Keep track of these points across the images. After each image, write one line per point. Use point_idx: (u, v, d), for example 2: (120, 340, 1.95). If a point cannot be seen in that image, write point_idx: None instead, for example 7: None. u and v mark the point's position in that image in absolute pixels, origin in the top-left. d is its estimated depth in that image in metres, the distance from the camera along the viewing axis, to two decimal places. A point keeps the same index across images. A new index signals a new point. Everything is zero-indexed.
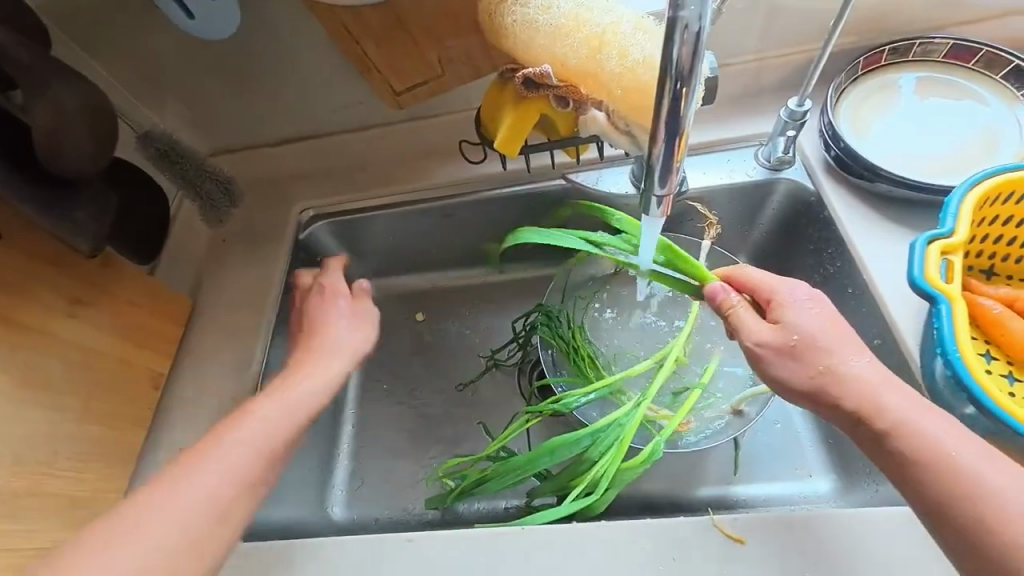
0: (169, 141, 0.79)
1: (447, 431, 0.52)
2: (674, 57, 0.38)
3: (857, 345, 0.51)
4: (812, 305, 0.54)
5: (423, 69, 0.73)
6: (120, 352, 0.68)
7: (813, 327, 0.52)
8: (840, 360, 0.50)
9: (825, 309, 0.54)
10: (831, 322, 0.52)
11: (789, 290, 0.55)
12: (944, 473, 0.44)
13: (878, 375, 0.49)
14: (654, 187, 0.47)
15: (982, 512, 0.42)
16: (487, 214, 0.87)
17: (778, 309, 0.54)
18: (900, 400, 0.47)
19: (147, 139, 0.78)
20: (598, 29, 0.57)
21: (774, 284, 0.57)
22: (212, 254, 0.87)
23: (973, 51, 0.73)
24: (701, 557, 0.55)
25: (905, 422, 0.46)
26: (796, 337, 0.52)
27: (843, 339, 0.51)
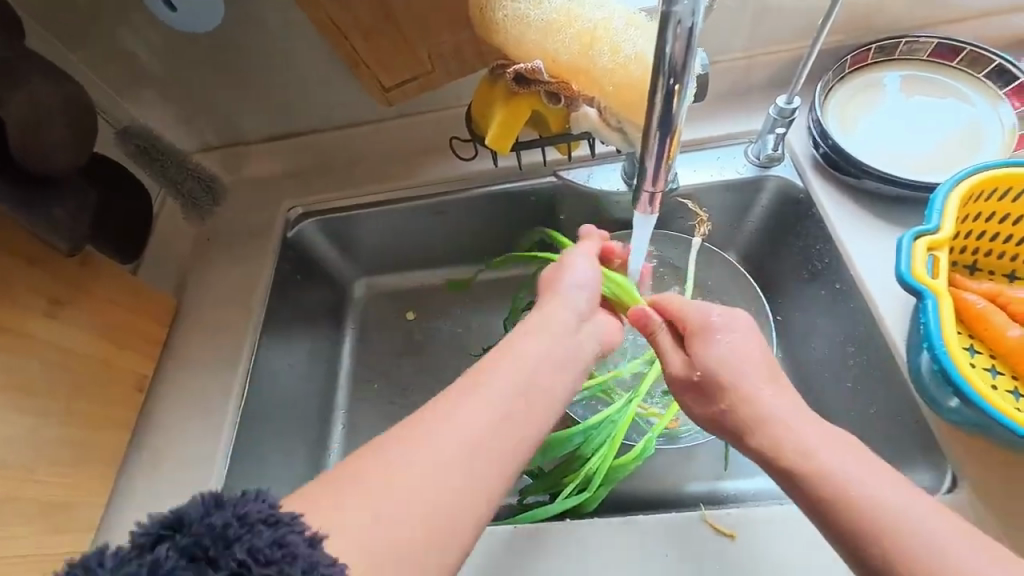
0: (149, 137, 0.74)
1: (446, 422, 0.45)
2: (667, 53, 0.38)
3: (767, 376, 0.51)
4: (733, 338, 0.54)
5: (413, 64, 0.72)
6: (102, 353, 0.66)
7: (727, 356, 0.52)
8: (746, 394, 0.50)
9: (744, 343, 0.53)
10: (744, 356, 0.52)
11: (716, 320, 0.55)
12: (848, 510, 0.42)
13: (790, 406, 0.49)
14: (646, 184, 0.47)
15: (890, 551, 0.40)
16: (477, 212, 0.86)
17: (692, 338, 0.55)
18: (807, 433, 0.47)
19: (125, 134, 0.73)
20: (589, 24, 0.56)
21: (702, 312, 0.56)
22: (196, 253, 0.85)
23: (957, 50, 0.74)
24: (693, 552, 0.55)
25: (809, 461, 0.45)
26: (698, 373, 0.54)
27: (756, 370, 0.52)
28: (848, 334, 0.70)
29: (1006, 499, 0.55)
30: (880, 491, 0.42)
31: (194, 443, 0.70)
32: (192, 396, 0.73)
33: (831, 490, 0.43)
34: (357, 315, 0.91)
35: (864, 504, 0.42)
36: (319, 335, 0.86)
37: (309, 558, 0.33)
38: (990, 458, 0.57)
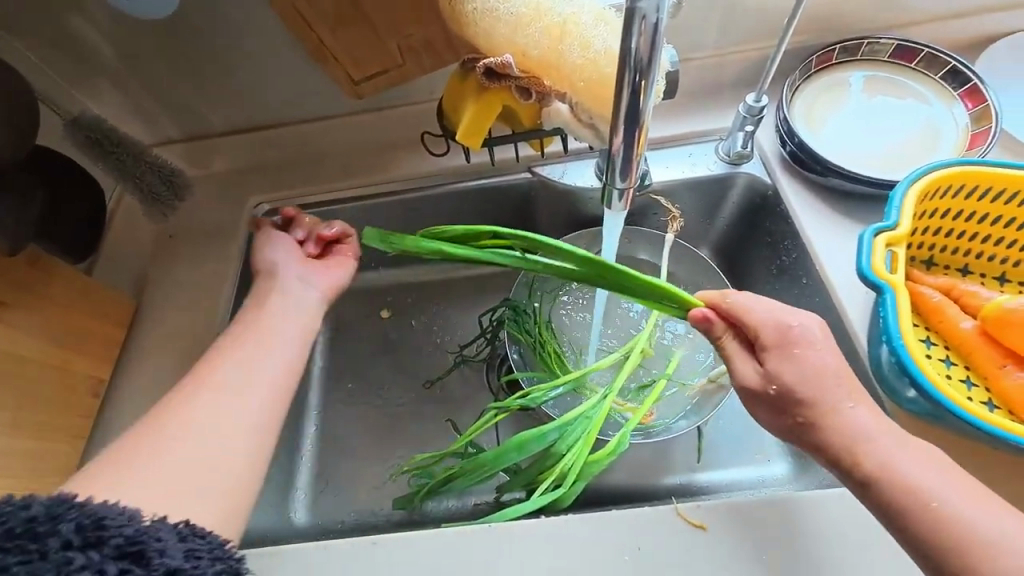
0: (104, 130, 0.72)
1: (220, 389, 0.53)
2: (633, 48, 0.37)
3: (852, 389, 0.50)
4: (817, 350, 0.51)
5: (382, 57, 0.70)
6: (55, 358, 0.63)
7: (813, 372, 0.50)
8: (831, 409, 0.49)
9: (831, 355, 0.51)
10: (830, 371, 0.50)
11: (797, 330, 0.52)
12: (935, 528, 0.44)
13: (875, 420, 0.49)
14: (616, 180, 0.46)
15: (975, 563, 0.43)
16: (450, 209, 0.85)
17: (768, 353, 0.52)
18: (891, 448, 0.47)
19: (75, 125, 0.71)
20: (559, 19, 0.56)
21: (780, 324, 0.52)
22: (157, 251, 0.81)
23: (915, 52, 0.76)
24: (665, 545, 0.55)
25: (900, 479, 0.46)
26: (775, 388, 0.51)
27: (841, 384, 0.50)
28: None
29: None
30: (974, 509, 0.44)
31: None
32: (153, 401, 0.70)
33: (912, 506, 0.45)
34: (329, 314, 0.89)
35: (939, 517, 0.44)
36: None
37: (50, 498, 0.39)
38: (946, 446, 0.59)
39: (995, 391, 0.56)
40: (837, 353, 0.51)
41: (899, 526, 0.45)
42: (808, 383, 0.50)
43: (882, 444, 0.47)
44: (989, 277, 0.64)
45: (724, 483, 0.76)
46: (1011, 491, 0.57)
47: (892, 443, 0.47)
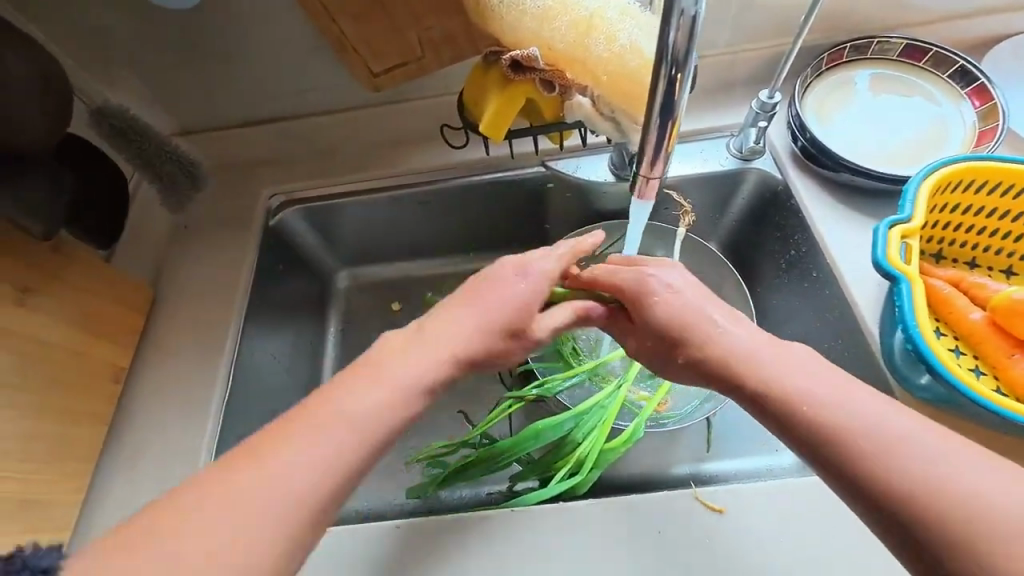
0: (127, 119, 0.73)
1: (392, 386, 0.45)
2: (670, 42, 0.39)
3: (727, 315, 0.51)
4: (682, 289, 0.53)
5: (402, 49, 0.71)
6: (77, 345, 0.63)
7: (675, 308, 0.52)
8: (709, 347, 0.49)
9: (692, 292, 0.53)
10: (687, 305, 0.51)
11: (651, 279, 0.54)
12: (844, 446, 0.41)
13: (748, 338, 0.49)
14: (644, 171, 0.48)
15: (894, 477, 0.39)
16: (466, 201, 0.86)
17: (636, 308, 0.54)
18: (813, 385, 0.44)
19: (99, 114, 0.72)
20: (585, 13, 0.57)
21: (638, 277, 0.55)
22: (173, 241, 0.81)
23: (924, 51, 0.78)
24: (684, 528, 0.57)
25: (803, 400, 0.44)
26: (653, 341, 0.54)
27: (717, 315, 0.51)
28: (824, 318, 0.74)
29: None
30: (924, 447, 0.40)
31: (176, 435, 0.67)
32: (173, 389, 0.70)
33: (854, 451, 0.41)
34: (342, 306, 0.89)
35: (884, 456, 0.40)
36: (304, 326, 0.84)
37: None
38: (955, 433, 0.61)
39: (1003, 380, 0.58)
40: (698, 292, 0.52)
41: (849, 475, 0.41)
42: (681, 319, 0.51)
43: (813, 387, 0.44)
44: (995, 270, 0.66)
45: (734, 473, 0.78)
46: None
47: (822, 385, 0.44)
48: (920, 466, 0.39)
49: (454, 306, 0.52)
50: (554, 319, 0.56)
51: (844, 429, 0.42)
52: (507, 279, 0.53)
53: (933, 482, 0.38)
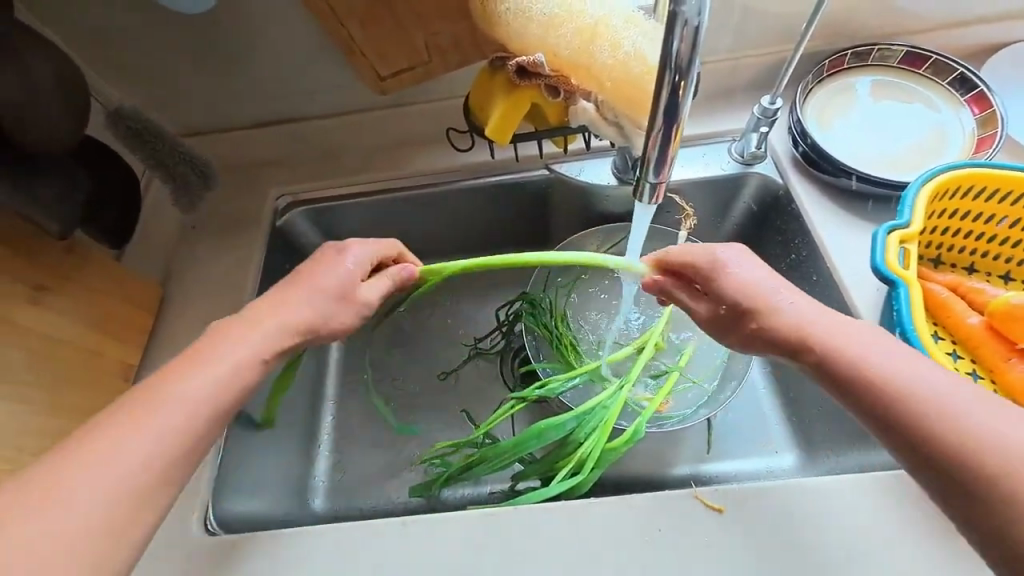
0: (143, 120, 0.73)
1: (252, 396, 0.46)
2: (674, 51, 0.40)
3: (797, 292, 0.52)
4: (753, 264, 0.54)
5: (410, 53, 0.72)
6: (88, 342, 0.64)
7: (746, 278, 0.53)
8: (779, 315, 0.50)
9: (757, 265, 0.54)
10: (758, 277, 0.53)
11: (724, 251, 0.55)
12: (901, 414, 0.42)
13: (809, 311, 0.50)
14: (648, 176, 0.48)
15: (964, 445, 0.40)
16: (469, 204, 0.87)
17: (710, 276, 0.54)
18: (881, 353, 0.45)
19: (116, 115, 0.73)
20: (591, 20, 0.58)
21: (711, 249, 0.55)
22: (181, 241, 0.83)
23: (924, 58, 0.79)
24: (681, 526, 0.58)
25: (861, 367, 0.45)
26: (724, 308, 0.54)
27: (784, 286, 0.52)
28: None
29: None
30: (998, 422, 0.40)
31: None
32: None
33: (919, 417, 0.42)
34: None
35: (955, 425, 0.40)
36: None
37: None
38: None
39: (1001, 384, 0.59)
40: (773, 272, 0.54)
41: (914, 444, 0.41)
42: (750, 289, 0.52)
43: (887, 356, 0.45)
44: (993, 275, 0.67)
45: (733, 473, 0.78)
46: None
47: (900, 355, 0.45)
48: (991, 440, 0.39)
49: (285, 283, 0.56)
50: (376, 290, 0.59)
51: (915, 402, 0.42)
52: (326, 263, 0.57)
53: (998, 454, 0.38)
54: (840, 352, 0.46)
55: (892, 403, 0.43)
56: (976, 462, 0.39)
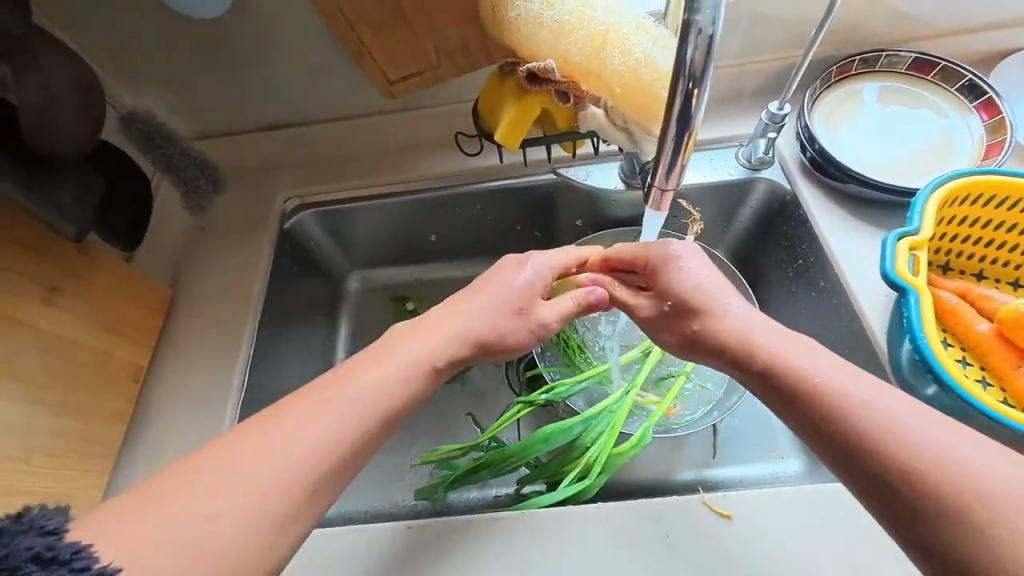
0: (153, 123, 0.74)
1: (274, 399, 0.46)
2: (687, 59, 0.40)
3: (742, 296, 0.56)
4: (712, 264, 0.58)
5: (419, 58, 0.73)
6: (100, 344, 0.65)
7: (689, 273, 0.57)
8: (719, 314, 0.54)
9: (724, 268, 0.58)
10: (707, 279, 0.57)
11: (677, 251, 0.59)
12: (826, 414, 0.45)
13: (753, 316, 0.53)
14: (659, 182, 0.49)
15: (882, 447, 0.42)
16: (476, 208, 0.87)
17: (656, 273, 0.59)
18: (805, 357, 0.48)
19: (128, 121, 0.73)
20: (601, 27, 0.58)
21: (665, 248, 0.60)
22: (190, 243, 0.83)
23: (932, 65, 0.79)
24: (691, 534, 0.57)
25: (815, 385, 0.46)
26: (669, 304, 0.58)
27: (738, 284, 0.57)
28: (832, 327, 0.74)
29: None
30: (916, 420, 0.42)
31: (192, 435, 0.69)
32: (191, 388, 0.72)
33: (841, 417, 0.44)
34: (353, 308, 0.91)
35: (875, 427, 0.42)
36: (316, 328, 0.86)
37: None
38: None
39: (1010, 391, 0.59)
40: (718, 274, 0.58)
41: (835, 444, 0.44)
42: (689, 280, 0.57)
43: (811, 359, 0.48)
44: (1002, 282, 0.67)
45: (737, 480, 0.78)
46: None
47: (822, 359, 0.48)
48: (908, 439, 0.41)
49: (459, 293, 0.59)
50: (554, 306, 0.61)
51: (840, 405, 0.44)
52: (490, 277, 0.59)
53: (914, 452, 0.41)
54: (791, 369, 0.48)
55: (816, 407, 0.45)
56: (892, 462, 0.41)
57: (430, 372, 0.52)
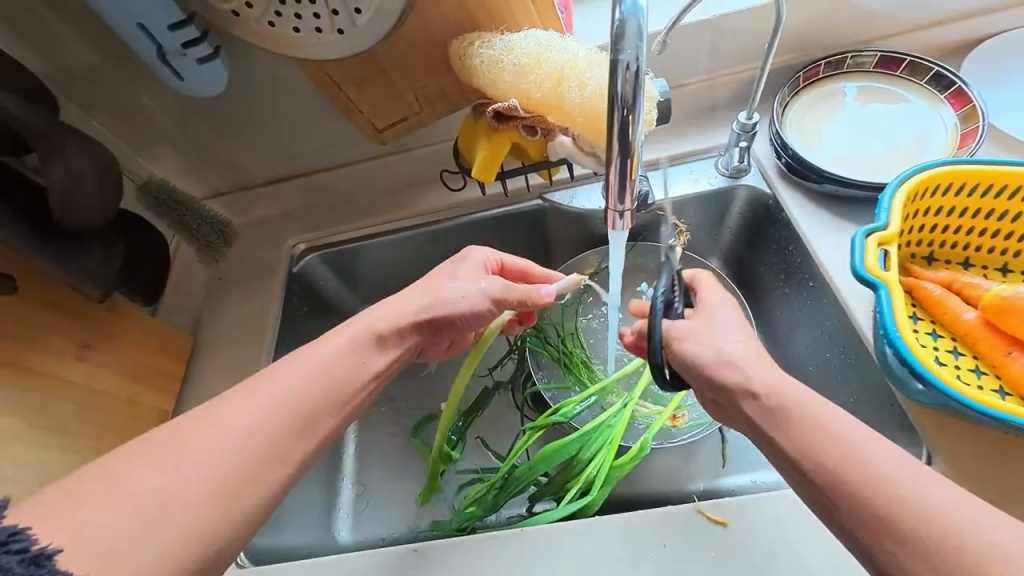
0: (167, 191, 0.83)
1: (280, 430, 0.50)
2: (619, 91, 0.45)
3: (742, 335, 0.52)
4: (717, 325, 0.53)
5: (401, 106, 0.78)
6: (127, 392, 0.71)
7: (695, 339, 0.52)
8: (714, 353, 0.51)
9: (732, 330, 0.53)
10: (717, 320, 0.53)
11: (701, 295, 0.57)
12: (804, 451, 0.45)
13: (751, 355, 0.50)
14: (615, 204, 0.52)
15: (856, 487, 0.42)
16: (469, 238, 0.92)
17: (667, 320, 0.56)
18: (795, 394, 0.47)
19: (146, 190, 0.81)
20: (557, 65, 0.63)
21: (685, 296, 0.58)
22: (210, 293, 0.90)
23: (899, 61, 0.80)
24: (688, 542, 0.59)
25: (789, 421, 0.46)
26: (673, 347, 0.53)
27: (744, 341, 0.51)
28: (829, 325, 0.75)
29: (976, 473, 0.59)
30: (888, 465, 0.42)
31: None
32: None
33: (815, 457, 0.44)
34: None
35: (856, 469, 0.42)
36: None
37: None
38: (951, 438, 0.62)
39: (1005, 378, 0.59)
40: (729, 317, 0.54)
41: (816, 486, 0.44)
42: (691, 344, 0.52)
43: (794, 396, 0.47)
44: (990, 268, 0.68)
45: (750, 485, 0.76)
46: (1016, 465, 0.60)
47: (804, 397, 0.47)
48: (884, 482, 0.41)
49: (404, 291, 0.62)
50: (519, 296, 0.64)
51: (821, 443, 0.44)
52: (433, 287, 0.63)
53: (889, 497, 0.41)
54: (781, 411, 0.47)
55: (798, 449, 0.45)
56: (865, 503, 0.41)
57: None
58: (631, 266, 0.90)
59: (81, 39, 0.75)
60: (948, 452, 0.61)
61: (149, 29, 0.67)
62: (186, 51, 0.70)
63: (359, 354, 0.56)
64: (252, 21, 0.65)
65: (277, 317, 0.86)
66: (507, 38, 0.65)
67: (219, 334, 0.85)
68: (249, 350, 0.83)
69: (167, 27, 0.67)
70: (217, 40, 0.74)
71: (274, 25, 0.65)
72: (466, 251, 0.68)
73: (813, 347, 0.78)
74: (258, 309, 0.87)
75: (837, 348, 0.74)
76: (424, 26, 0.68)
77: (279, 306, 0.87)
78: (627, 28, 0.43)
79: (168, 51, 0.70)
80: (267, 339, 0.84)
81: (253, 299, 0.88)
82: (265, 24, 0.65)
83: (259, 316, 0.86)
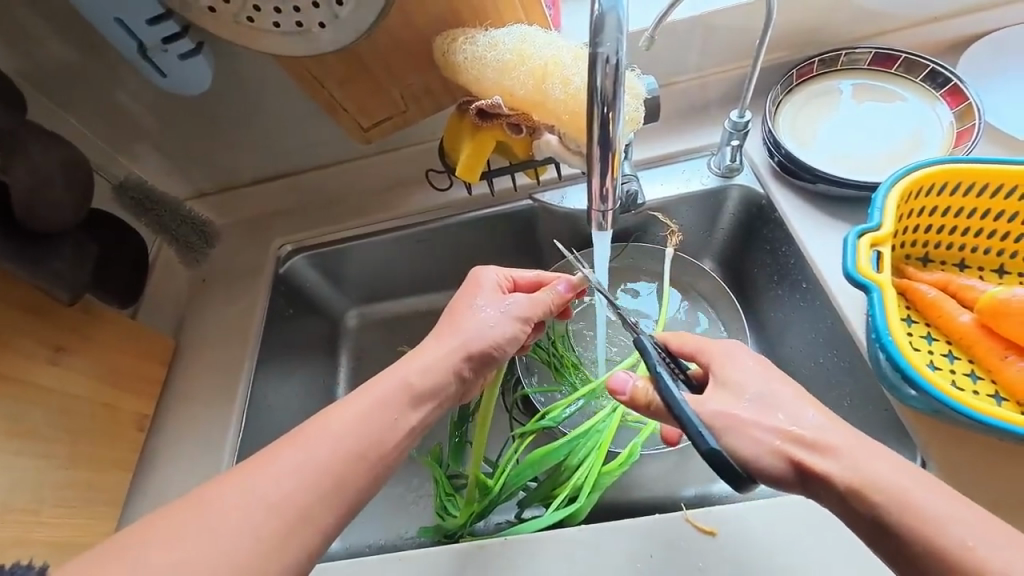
0: (145, 191, 0.81)
1: None
2: (599, 86, 0.44)
3: (766, 401, 0.48)
4: (744, 394, 0.49)
5: (387, 104, 0.76)
6: (103, 397, 0.69)
7: (730, 417, 0.48)
8: (738, 425, 0.47)
9: (766, 397, 0.48)
10: (753, 387, 0.49)
11: (718, 356, 0.52)
12: (846, 494, 0.43)
13: (769, 414, 0.47)
14: (597, 203, 0.51)
15: (902, 527, 0.41)
16: (459, 239, 0.90)
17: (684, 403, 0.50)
18: (838, 436, 0.45)
19: (122, 189, 0.80)
20: (541, 61, 0.61)
21: (706, 352, 0.53)
22: (193, 295, 0.88)
23: (894, 58, 0.79)
24: (678, 551, 0.57)
25: (824, 467, 0.44)
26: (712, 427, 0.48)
27: (784, 404, 0.47)
28: (822, 327, 0.73)
29: (970, 478, 0.58)
30: (929, 499, 0.41)
31: (196, 476, 0.72)
32: (195, 432, 0.75)
33: (859, 497, 0.42)
34: (352, 344, 0.94)
35: (896, 504, 0.41)
36: (315, 366, 0.89)
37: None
38: (951, 443, 0.60)
39: (1001, 382, 0.58)
40: (768, 377, 0.49)
41: (859, 518, 0.43)
42: (729, 428, 0.47)
43: (832, 434, 0.45)
44: (986, 270, 0.67)
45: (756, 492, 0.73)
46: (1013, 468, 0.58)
47: (844, 436, 0.45)
48: (925, 519, 0.40)
49: (429, 337, 0.59)
50: (540, 305, 0.63)
51: (867, 487, 0.42)
52: (460, 314, 0.61)
53: (932, 531, 0.40)
54: (813, 452, 0.45)
55: (843, 492, 0.43)
56: (909, 542, 0.40)
57: (412, 393, 0.53)
58: (624, 266, 0.88)
59: (58, 37, 0.73)
60: (943, 457, 0.59)
61: (125, 25, 0.66)
62: (167, 47, 0.69)
63: (391, 410, 0.51)
64: (229, 16, 0.62)
65: (262, 320, 0.85)
66: (491, 34, 0.64)
67: (202, 337, 0.84)
68: (232, 354, 0.82)
69: (144, 22, 0.65)
70: (197, 36, 0.72)
71: (252, 22, 0.62)
72: (478, 272, 0.66)
73: (807, 351, 0.76)
74: (243, 310, 0.85)
75: (831, 351, 0.72)
76: (409, 22, 0.67)
77: (263, 308, 0.85)
78: (606, 20, 0.42)
79: (148, 47, 0.68)
80: (250, 341, 0.82)
81: (236, 301, 0.86)
82: (243, 20, 0.62)
83: (243, 319, 0.85)
